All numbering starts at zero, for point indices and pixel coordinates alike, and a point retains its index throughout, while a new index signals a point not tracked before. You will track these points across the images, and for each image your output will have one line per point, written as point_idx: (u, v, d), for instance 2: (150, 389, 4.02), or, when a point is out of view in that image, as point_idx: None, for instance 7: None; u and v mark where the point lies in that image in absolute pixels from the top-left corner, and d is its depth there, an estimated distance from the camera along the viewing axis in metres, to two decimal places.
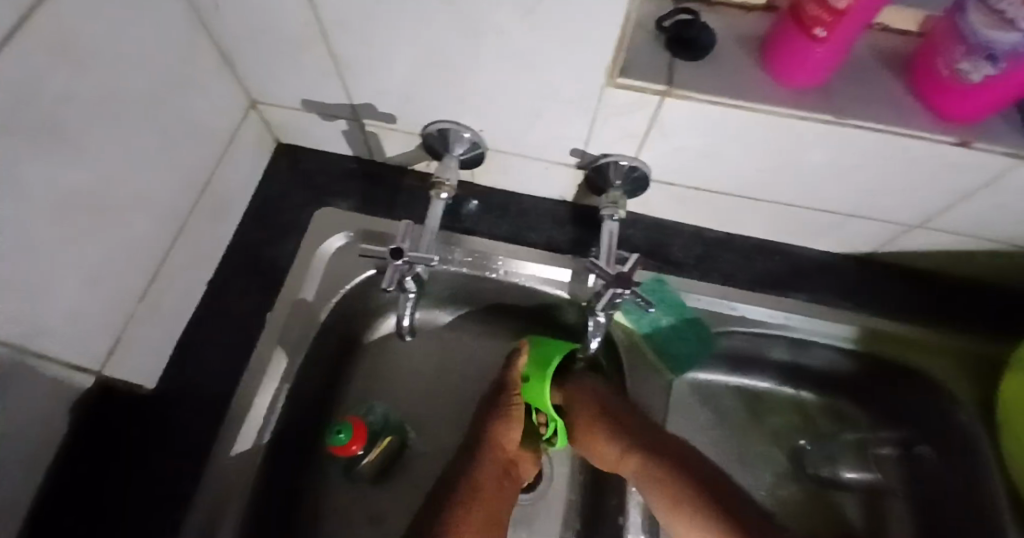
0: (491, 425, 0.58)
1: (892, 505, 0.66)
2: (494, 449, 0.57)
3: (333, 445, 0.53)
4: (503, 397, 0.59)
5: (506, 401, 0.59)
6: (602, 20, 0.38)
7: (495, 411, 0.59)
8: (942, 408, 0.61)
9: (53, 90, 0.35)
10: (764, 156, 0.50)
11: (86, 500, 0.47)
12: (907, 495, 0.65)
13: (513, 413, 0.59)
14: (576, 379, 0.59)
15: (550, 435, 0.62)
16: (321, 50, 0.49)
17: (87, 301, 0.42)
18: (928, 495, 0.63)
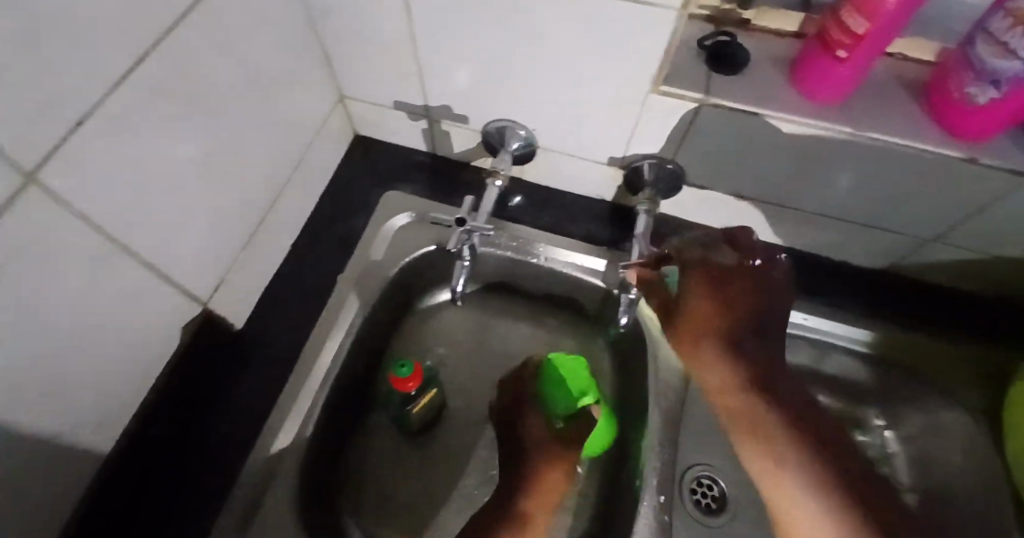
0: (547, 471, 0.66)
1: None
2: (540, 483, 0.65)
3: (394, 377, 0.59)
4: (546, 441, 0.68)
5: (545, 447, 0.68)
6: (654, 32, 0.45)
7: (538, 452, 0.67)
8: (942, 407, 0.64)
9: (203, 66, 0.44)
10: (787, 166, 0.56)
11: (183, 416, 0.55)
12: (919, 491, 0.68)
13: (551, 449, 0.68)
14: (725, 274, 0.55)
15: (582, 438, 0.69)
16: (405, 51, 0.58)
17: (207, 243, 0.51)
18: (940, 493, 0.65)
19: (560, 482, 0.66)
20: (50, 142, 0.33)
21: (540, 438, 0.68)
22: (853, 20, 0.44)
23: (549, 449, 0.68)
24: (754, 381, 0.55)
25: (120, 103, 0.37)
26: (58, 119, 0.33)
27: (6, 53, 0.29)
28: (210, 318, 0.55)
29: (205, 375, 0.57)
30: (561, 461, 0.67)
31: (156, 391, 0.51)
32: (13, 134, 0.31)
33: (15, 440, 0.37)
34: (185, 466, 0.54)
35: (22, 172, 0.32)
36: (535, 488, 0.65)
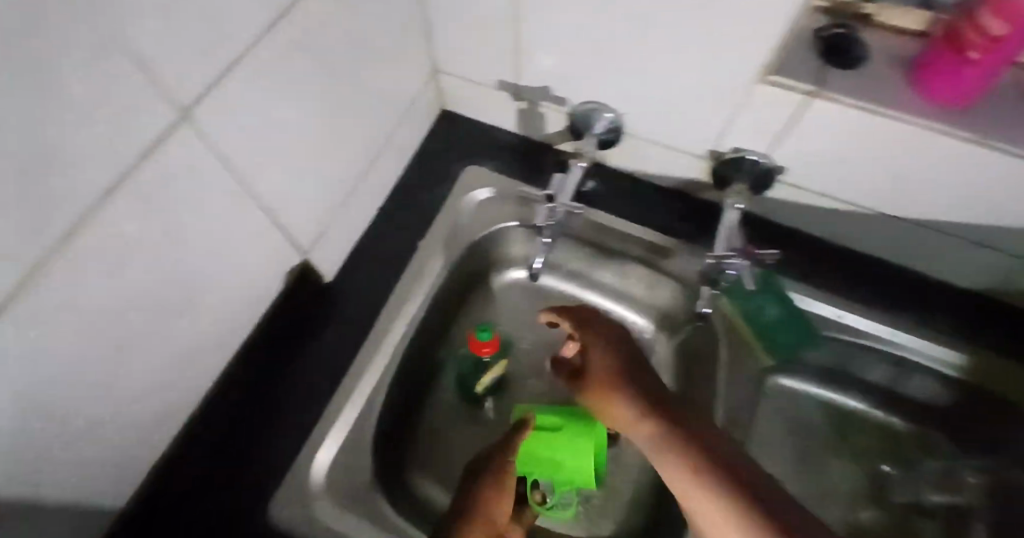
0: (483, 489, 0.53)
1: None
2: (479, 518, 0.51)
3: (473, 338, 0.60)
4: (491, 463, 0.54)
5: (494, 468, 0.54)
6: (776, 19, 0.44)
7: (484, 476, 0.54)
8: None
9: (331, 26, 0.46)
10: (892, 171, 0.53)
11: (280, 356, 0.58)
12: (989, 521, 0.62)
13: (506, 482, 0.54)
14: (611, 339, 0.58)
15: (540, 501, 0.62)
16: (508, 27, 0.58)
17: (313, 197, 0.54)
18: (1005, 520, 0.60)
19: (501, 515, 0.53)
20: (204, 83, 0.36)
21: (495, 457, 0.55)
22: (988, 21, 0.42)
23: (495, 470, 0.54)
24: (641, 404, 0.52)
25: (261, 53, 0.39)
26: (212, 61, 0.35)
27: None
28: (308, 271, 0.58)
29: (304, 319, 0.60)
30: (504, 494, 0.53)
31: (261, 322, 0.56)
32: (181, 73, 0.34)
33: (142, 359, 0.41)
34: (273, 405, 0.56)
35: (179, 108, 0.34)
36: (473, 508, 0.52)
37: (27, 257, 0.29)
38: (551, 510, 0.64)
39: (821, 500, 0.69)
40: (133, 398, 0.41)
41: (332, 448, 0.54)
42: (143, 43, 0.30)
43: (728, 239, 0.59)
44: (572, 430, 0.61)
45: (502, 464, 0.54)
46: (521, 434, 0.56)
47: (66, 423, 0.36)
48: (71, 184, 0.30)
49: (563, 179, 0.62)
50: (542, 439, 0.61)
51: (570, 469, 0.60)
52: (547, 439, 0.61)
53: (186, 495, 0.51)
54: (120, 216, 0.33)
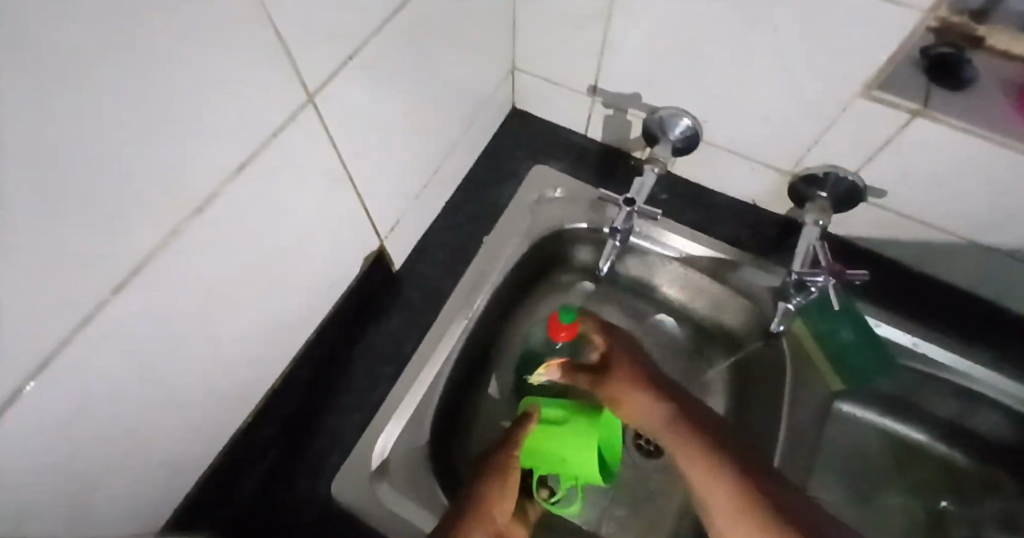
0: (487, 484, 0.50)
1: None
2: (487, 514, 0.47)
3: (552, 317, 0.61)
4: (497, 457, 0.53)
5: (501, 461, 0.52)
6: (889, 34, 0.43)
7: (488, 471, 0.51)
8: None
9: (434, 18, 0.47)
10: (989, 197, 0.51)
11: (351, 337, 0.58)
12: None
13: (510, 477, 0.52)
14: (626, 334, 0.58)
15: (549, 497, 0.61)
16: (598, 28, 0.58)
17: (396, 184, 0.54)
18: None
19: (504, 511, 0.50)
20: (328, 69, 0.37)
21: (496, 454, 0.53)
22: None
23: (498, 466, 0.52)
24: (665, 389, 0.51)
25: (377, 42, 0.41)
26: (337, 48, 0.37)
27: None
28: (382, 256, 0.58)
29: (373, 301, 0.60)
30: (510, 490, 0.51)
31: (342, 300, 0.55)
32: (311, 54, 0.35)
33: (240, 330, 0.42)
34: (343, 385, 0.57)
35: (307, 91, 0.36)
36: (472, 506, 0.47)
37: (167, 222, 0.30)
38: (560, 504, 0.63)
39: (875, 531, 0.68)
40: (227, 366, 0.43)
41: (394, 432, 0.55)
42: (285, 25, 0.31)
43: (808, 258, 0.57)
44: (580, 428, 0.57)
45: (505, 459, 0.52)
46: (520, 428, 0.56)
47: (173, 385, 0.37)
48: (211, 156, 0.31)
49: (641, 182, 0.62)
50: (547, 434, 0.57)
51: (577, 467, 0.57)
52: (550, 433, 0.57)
53: (251, 474, 0.51)
54: (244, 190, 0.35)
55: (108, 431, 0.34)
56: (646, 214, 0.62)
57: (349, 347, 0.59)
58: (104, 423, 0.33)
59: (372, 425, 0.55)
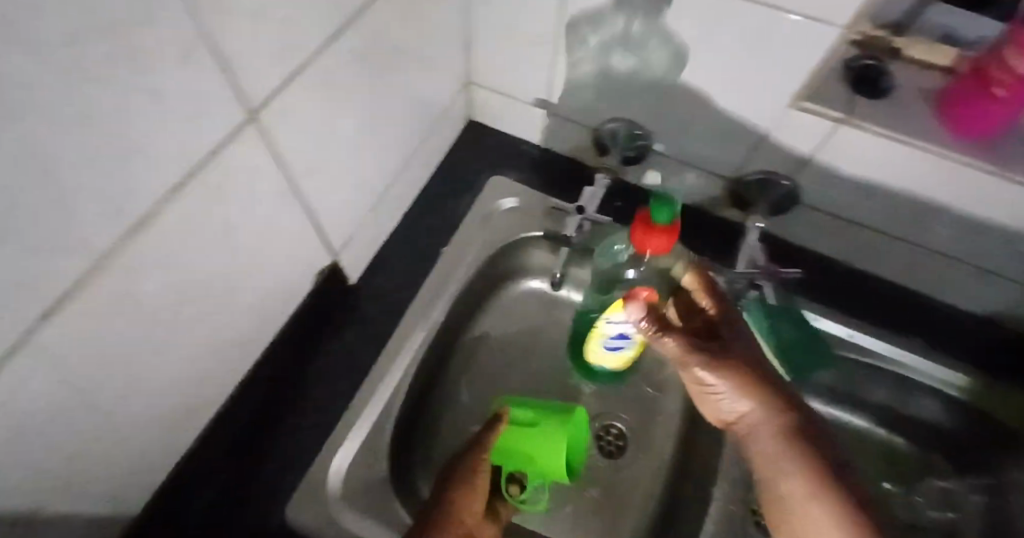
0: (454, 492, 0.51)
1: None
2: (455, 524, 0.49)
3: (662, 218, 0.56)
4: (466, 461, 0.52)
5: (469, 466, 0.52)
6: (813, 47, 0.46)
7: (455, 475, 0.52)
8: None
9: (382, 37, 0.48)
10: (912, 197, 0.55)
11: (308, 353, 0.58)
12: None
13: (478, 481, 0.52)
14: (738, 322, 0.54)
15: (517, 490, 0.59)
16: (547, 43, 0.60)
17: (350, 199, 0.55)
18: None
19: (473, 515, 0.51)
20: (271, 88, 0.37)
21: (465, 458, 0.53)
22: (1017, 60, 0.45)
23: (465, 473, 0.52)
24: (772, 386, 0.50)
25: (325, 60, 0.41)
26: (281, 67, 0.37)
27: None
28: (336, 269, 0.58)
29: (331, 315, 0.61)
30: (478, 493, 0.52)
31: (298, 313, 0.55)
32: (251, 75, 0.35)
33: (190, 349, 0.41)
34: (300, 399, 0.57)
35: (249, 110, 0.36)
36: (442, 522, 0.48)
37: (101, 243, 0.30)
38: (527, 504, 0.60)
39: None
40: (175, 387, 0.42)
41: (352, 446, 0.55)
42: (226, 46, 0.32)
43: (749, 258, 0.60)
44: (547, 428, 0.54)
45: (472, 463, 0.52)
46: (491, 436, 0.53)
47: (114, 407, 0.37)
48: (148, 177, 0.31)
49: (593, 192, 0.64)
50: (515, 437, 0.55)
51: (543, 466, 0.55)
52: (520, 435, 0.54)
53: (205, 490, 0.51)
54: (184, 208, 0.35)
55: (43, 457, 0.33)
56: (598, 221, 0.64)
57: (307, 362, 0.58)
58: (38, 450, 0.32)
59: (332, 440, 0.55)
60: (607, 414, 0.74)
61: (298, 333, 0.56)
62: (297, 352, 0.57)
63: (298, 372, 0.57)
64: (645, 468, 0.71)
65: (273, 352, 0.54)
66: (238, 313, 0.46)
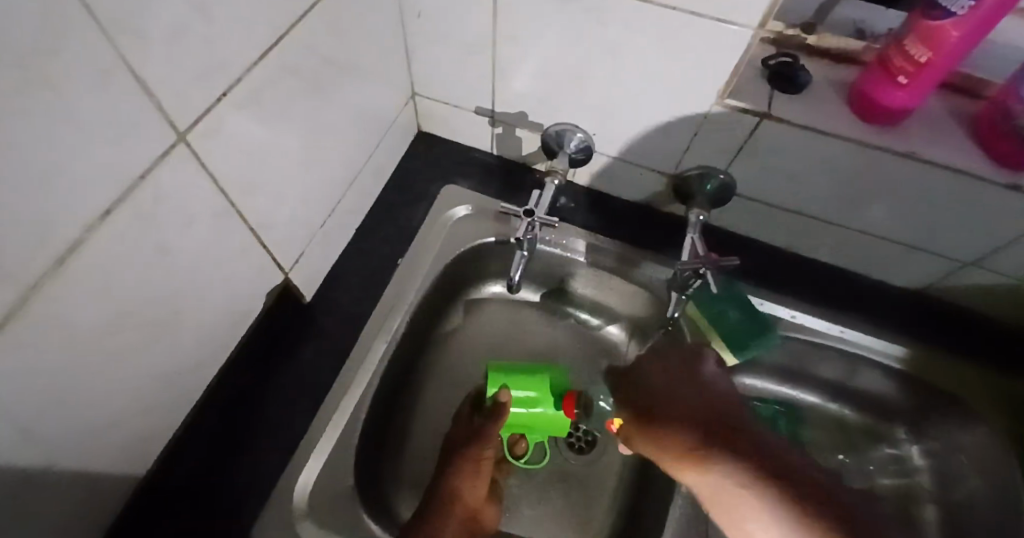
0: (456, 483, 0.60)
1: (924, 512, 0.71)
2: (457, 507, 0.59)
3: None
4: (470, 451, 0.61)
5: (472, 456, 0.61)
6: (729, 46, 0.49)
7: (458, 463, 0.61)
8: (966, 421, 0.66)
9: (316, 53, 0.49)
10: (836, 181, 0.58)
11: (264, 373, 0.58)
12: (937, 500, 0.70)
13: (479, 469, 0.62)
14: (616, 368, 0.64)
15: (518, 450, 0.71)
16: (485, 52, 0.62)
17: (298, 216, 0.55)
18: (956, 499, 0.68)
19: (474, 496, 0.61)
20: (198, 109, 0.37)
21: (468, 447, 0.62)
22: (915, 50, 0.48)
23: (469, 461, 0.61)
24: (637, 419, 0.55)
25: (254, 79, 0.42)
26: (207, 88, 0.37)
27: (184, 17, 0.33)
28: (288, 289, 0.58)
29: (286, 333, 0.60)
30: (478, 478, 0.61)
31: (249, 334, 0.55)
32: (176, 96, 0.35)
33: (136, 375, 0.41)
34: (258, 421, 0.56)
35: (176, 131, 0.36)
36: (440, 507, 0.57)
37: (27, 276, 0.30)
38: (528, 463, 0.71)
39: None
40: (122, 415, 0.41)
41: (316, 463, 0.55)
42: (144, 69, 0.32)
43: (692, 248, 0.63)
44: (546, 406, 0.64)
45: (475, 453, 0.61)
46: (495, 424, 0.62)
47: (56, 441, 0.36)
48: (73, 204, 0.31)
49: (540, 195, 0.66)
50: (517, 413, 0.65)
51: (542, 430, 0.67)
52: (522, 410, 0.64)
53: (158, 526, 0.49)
54: (116, 236, 0.34)
55: None
56: (548, 223, 0.65)
57: (264, 384, 0.58)
58: None
59: (295, 460, 0.55)
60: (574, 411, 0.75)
61: (251, 354, 0.56)
62: (251, 373, 0.56)
63: (255, 393, 0.57)
64: (613, 460, 0.72)
65: (224, 375, 0.53)
66: (186, 336, 0.45)
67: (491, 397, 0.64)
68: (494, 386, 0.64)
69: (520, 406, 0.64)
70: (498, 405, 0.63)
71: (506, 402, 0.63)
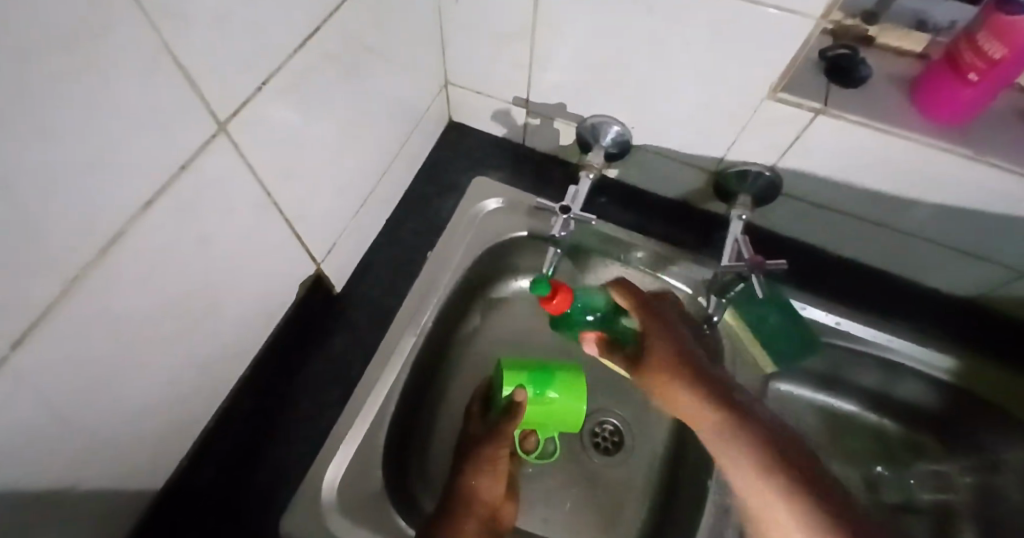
0: (476, 481, 0.59)
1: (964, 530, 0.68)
2: (474, 505, 0.57)
3: None
4: (486, 450, 0.60)
5: (488, 454, 0.60)
6: (787, 40, 0.46)
7: (477, 460, 0.60)
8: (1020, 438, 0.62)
9: (357, 42, 0.48)
10: (894, 183, 0.55)
11: (295, 365, 0.57)
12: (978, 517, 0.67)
13: (496, 469, 0.60)
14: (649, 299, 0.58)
15: (530, 448, 0.68)
16: (524, 41, 0.60)
17: (330, 208, 0.54)
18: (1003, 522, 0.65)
19: (493, 495, 0.60)
20: (239, 96, 0.36)
21: (486, 446, 0.60)
22: (989, 45, 0.45)
23: (486, 457, 0.60)
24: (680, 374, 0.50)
25: (295, 67, 0.40)
26: (248, 76, 0.36)
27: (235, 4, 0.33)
28: (320, 280, 0.57)
29: (317, 326, 0.59)
30: (495, 476, 0.60)
31: (281, 328, 0.54)
32: (221, 87, 0.34)
33: (173, 368, 0.41)
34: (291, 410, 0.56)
35: (216, 121, 0.35)
36: (463, 504, 0.57)
37: (69, 269, 0.29)
38: (539, 458, 0.69)
39: None
40: (159, 407, 0.41)
41: (344, 457, 0.55)
42: (187, 55, 0.31)
43: (736, 250, 0.61)
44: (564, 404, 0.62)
45: (493, 452, 0.60)
46: (510, 422, 0.61)
47: (96, 430, 0.36)
48: (116, 194, 0.30)
49: (576, 190, 0.63)
50: (535, 413, 0.62)
51: (555, 427, 0.65)
52: (541, 410, 0.62)
53: (186, 513, 0.49)
54: (154, 226, 0.33)
55: (21, 486, 0.32)
56: (583, 219, 0.63)
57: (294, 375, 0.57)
58: (18, 477, 0.31)
59: (324, 453, 0.54)
60: (602, 411, 0.74)
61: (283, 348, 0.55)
62: (283, 364, 0.56)
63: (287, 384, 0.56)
64: (640, 461, 0.71)
65: (256, 370, 0.52)
66: (223, 328, 0.45)
67: (506, 396, 0.61)
68: (510, 385, 0.61)
69: (538, 406, 0.62)
70: (514, 404, 0.61)
71: (522, 402, 0.60)
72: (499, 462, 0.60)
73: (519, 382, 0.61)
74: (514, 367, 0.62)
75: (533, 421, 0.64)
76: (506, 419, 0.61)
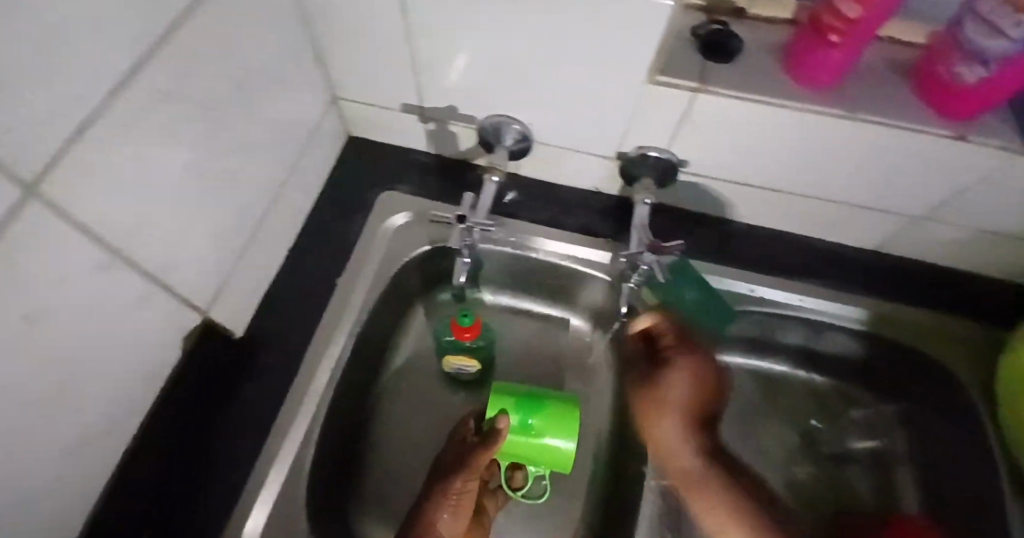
0: (429, 515, 0.57)
1: None
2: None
3: None
4: (453, 482, 0.58)
5: (456, 488, 0.58)
6: (651, 26, 0.46)
7: (441, 494, 0.58)
8: (940, 377, 0.64)
9: (207, 71, 0.44)
10: (782, 149, 0.56)
11: (198, 421, 0.54)
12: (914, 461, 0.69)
13: (461, 502, 0.58)
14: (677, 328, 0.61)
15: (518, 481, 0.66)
16: (402, 48, 0.57)
17: (209, 250, 0.50)
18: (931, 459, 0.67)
19: (455, 529, 0.58)
20: (50, 152, 0.32)
21: (456, 478, 0.58)
22: (845, 5, 0.46)
23: (453, 491, 0.58)
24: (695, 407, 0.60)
25: (122, 108, 0.37)
26: (54, 128, 0.32)
27: (29, 55, 0.29)
28: (211, 327, 0.55)
29: (219, 374, 0.56)
30: (460, 510, 0.58)
31: (170, 385, 0.53)
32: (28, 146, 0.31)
33: (29, 457, 0.37)
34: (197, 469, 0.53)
35: (23, 185, 0.31)
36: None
37: None
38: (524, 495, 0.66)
39: (766, 463, 0.71)
40: (21, 502, 0.37)
41: (262, 510, 0.51)
42: None
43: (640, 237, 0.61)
44: (554, 435, 0.59)
45: (461, 485, 0.58)
46: (487, 451, 0.58)
47: None
48: None
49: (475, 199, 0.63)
50: (518, 442, 0.60)
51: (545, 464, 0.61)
52: (524, 439, 0.59)
53: None
54: None
55: None
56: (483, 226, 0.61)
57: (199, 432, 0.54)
58: None
59: (238, 510, 0.51)
60: None
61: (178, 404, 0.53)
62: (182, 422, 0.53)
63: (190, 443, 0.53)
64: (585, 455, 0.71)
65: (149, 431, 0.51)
66: (90, 401, 0.41)
67: (489, 420, 0.59)
68: (493, 410, 0.59)
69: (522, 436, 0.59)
70: (495, 430, 0.59)
71: (504, 428, 0.58)
72: (469, 492, 0.59)
73: (502, 408, 0.59)
74: (502, 391, 0.60)
75: (516, 452, 0.61)
76: (483, 447, 0.59)
